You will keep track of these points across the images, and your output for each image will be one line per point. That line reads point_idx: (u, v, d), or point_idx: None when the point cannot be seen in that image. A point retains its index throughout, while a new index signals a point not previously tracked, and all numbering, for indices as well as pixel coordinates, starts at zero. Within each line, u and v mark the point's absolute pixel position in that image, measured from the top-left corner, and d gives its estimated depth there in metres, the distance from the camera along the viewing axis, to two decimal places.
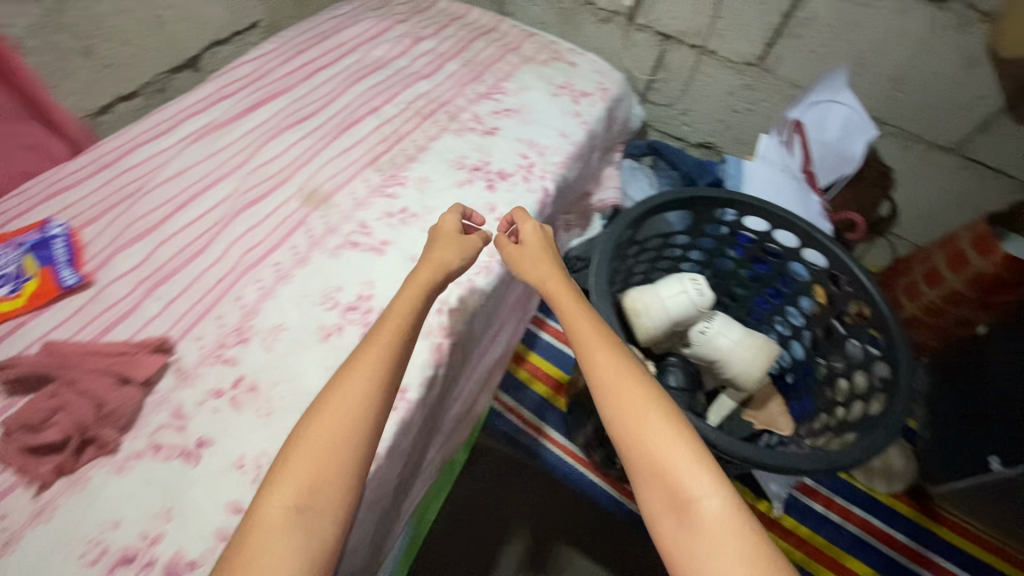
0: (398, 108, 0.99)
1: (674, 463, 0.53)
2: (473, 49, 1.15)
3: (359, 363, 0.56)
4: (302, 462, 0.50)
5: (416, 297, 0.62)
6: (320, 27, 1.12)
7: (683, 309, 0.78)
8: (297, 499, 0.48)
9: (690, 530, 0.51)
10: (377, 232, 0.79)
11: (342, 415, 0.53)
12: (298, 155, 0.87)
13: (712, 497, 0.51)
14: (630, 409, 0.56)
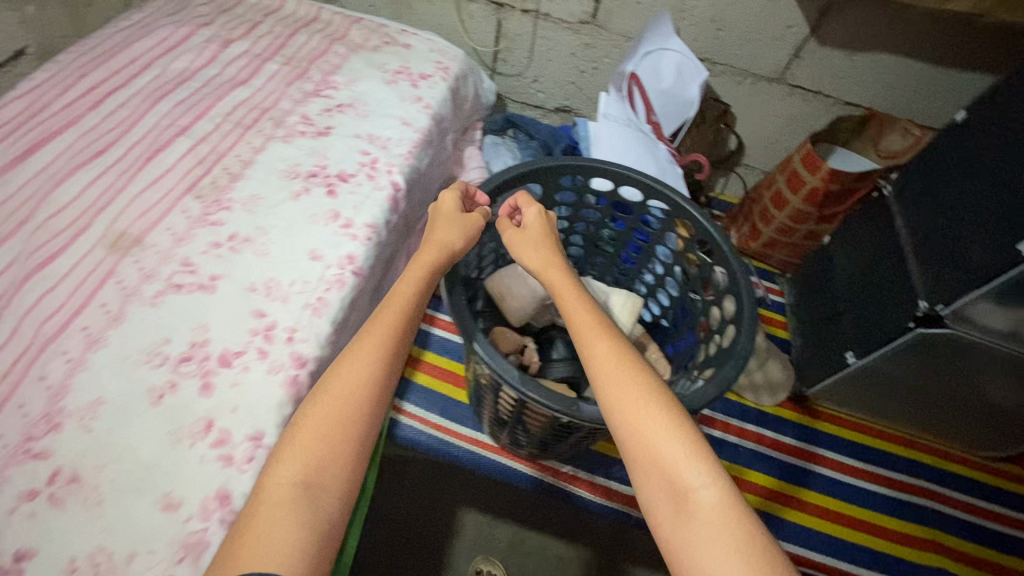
0: (213, 122, 0.89)
1: (675, 455, 0.53)
2: (294, 44, 1.06)
3: (362, 351, 0.59)
4: (306, 445, 0.54)
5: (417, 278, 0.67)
6: (105, 43, 0.97)
7: (545, 280, 0.81)
8: (303, 477, 0.52)
9: (685, 519, 0.50)
10: (206, 268, 0.72)
11: (345, 403, 0.56)
12: (97, 197, 0.76)
13: (708, 488, 0.51)
14: (630, 398, 0.57)
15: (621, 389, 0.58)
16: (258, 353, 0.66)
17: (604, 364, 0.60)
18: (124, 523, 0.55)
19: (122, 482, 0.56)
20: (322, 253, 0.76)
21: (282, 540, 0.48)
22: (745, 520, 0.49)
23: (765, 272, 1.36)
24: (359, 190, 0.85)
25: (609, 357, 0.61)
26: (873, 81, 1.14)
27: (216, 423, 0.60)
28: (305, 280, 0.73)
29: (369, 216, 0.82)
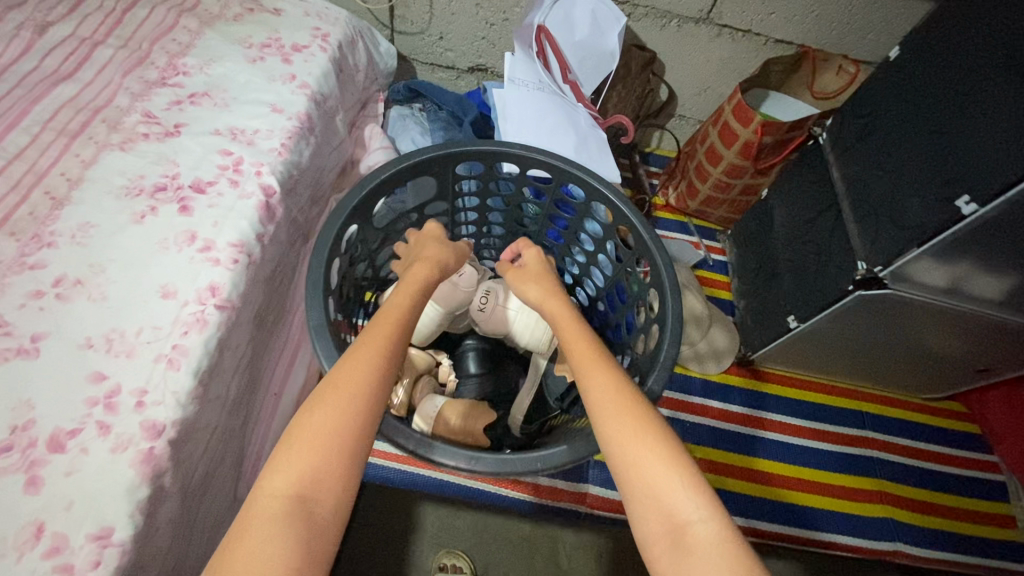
0: (27, 133, 0.71)
1: (672, 482, 0.46)
2: (130, 19, 0.87)
3: (369, 350, 0.52)
4: (301, 454, 0.45)
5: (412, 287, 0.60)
6: None
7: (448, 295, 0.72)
8: (300, 487, 0.44)
9: (684, 557, 0.43)
10: (27, 327, 0.59)
11: (351, 402, 0.48)
12: None
13: (708, 521, 0.44)
14: (626, 419, 0.50)
15: (616, 406, 0.51)
16: (99, 428, 0.55)
17: (599, 382, 0.53)
18: None
19: None
20: (175, 289, 0.64)
21: (273, 564, 0.40)
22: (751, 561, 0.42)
23: (705, 229, 1.29)
24: (221, 202, 0.71)
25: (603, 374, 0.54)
26: (805, 16, 1.04)
27: (49, 526, 0.50)
28: (155, 326, 0.61)
29: (234, 234, 0.70)
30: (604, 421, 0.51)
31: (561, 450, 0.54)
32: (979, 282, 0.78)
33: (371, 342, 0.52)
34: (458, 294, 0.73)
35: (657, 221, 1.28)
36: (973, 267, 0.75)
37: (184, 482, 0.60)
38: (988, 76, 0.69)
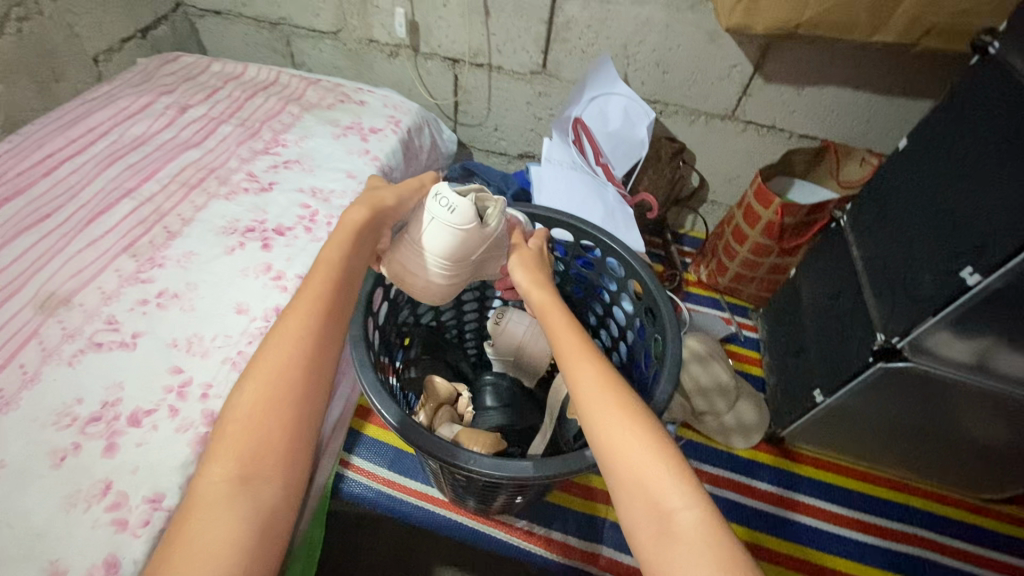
0: (161, 183, 0.92)
1: (657, 473, 0.45)
2: (251, 107, 1.11)
3: (297, 322, 0.51)
4: (234, 434, 0.44)
5: (344, 242, 0.58)
6: (69, 115, 1.03)
7: (443, 241, 0.65)
8: (235, 469, 0.42)
9: (668, 545, 0.41)
10: (130, 326, 0.72)
11: (286, 378, 0.47)
12: (34, 257, 0.78)
13: (691, 510, 0.42)
14: (611, 408, 0.50)
15: (604, 397, 0.51)
16: (169, 410, 0.65)
17: (588, 375, 0.53)
18: None
19: (10, 549, 0.55)
20: (247, 307, 0.77)
21: (222, 547, 0.39)
22: (733, 548, 0.40)
23: (737, 307, 1.32)
24: (296, 242, 0.86)
25: (590, 367, 0.54)
26: (824, 113, 1.14)
27: (114, 487, 0.59)
28: (227, 333, 0.74)
29: (300, 267, 0.83)
30: (591, 409, 0.50)
31: (550, 464, 0.58)
32: (1006, 357, 0.77)
33: (297, 312, 0.52)
34: (456, 234, 0.65)
35: (688, 296, 1.33)
36: (995, 340, 0.75)
37: None
38: (978, 163, 0.75)
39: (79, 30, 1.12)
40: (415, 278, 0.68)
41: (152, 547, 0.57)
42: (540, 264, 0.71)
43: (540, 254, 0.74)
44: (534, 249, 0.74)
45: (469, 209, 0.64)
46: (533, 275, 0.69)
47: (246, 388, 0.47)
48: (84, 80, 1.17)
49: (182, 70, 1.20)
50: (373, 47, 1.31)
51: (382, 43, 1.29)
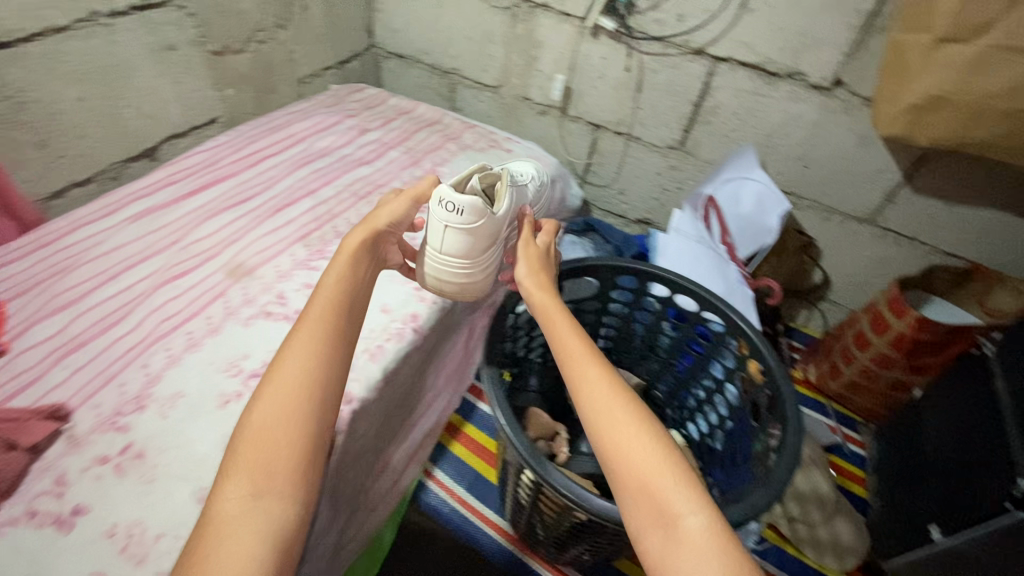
0: (336, 190, 1.06)
1: (664, 481, 0.51)
2: (416, 139, 1.27)
3: (300, 351, 0.58)
4: (251, 454, 0.51)
5: (343, 279, 0.65)
6: (274, 122, 1.23)
7: (460, 239, 0.73)
8: (251, 486, 0.49)
9: (673, 547, 0.48)
10: (295, 303, 0.84)
11: (294, 403, 0.54)
12: (234, 232, 0.93)
13: (698, 515, 0.49)
14: (618, 423, 0.56)
15: (607, 410, 0.57)
16: None
17: (593, 391, 0.59)
18: (161, 504, 0.61)
19: (176, 468, 0.64)
20: (391, 308, 0.87)
21: (248, 552, 0.45)
22: (732, 544, 0.48)
23: (844, 416, 1.25)
24: None
25: (596, 382, 0.59)
26: (975, 234, 1.09)
27: None
28: (369, 328, 0.84)
29: None
30: (600, 418, 0.56)
31: None
32: None
33: (304, 339, 0.59)
34: (469, 232, 0.72)
35: None
36: None
37: (345, 448, 0.75)
38: None
39: (297, 56, 1.35)
40: (445, 275, 0.76)
41: None
42: (544, 263, 0.75)
43: (545, 249, 0.79)
44: (539, 244, 0.78)
45: (477, 203, 0.70)
46: (537, 277, 0.72)
47: (261, 411, 0.53)
48: (289, 95, 1.38)
49: (366, 100, 1.40)
50: (526, 104, 1.44)
51: (535, 101, 1.42)
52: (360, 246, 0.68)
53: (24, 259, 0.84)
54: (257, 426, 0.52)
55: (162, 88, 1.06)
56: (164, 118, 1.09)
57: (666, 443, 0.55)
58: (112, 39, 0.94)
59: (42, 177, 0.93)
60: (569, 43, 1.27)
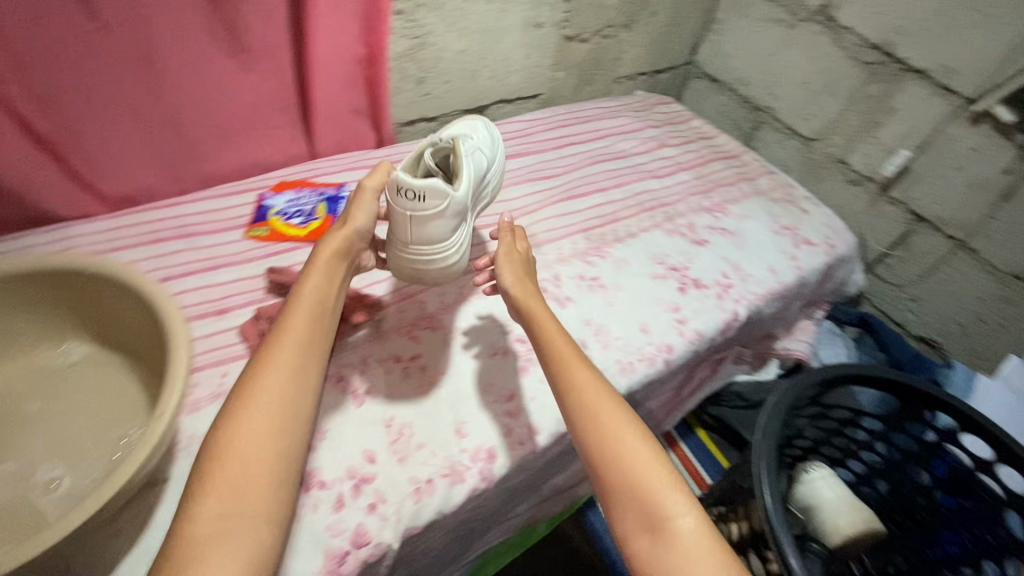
0: (624, 195, 1.08)
1: (655, 480, 0.51)
2: (711, 169, 1.22)
3: (285, 364, 0.52)
4: (225, 473, 0.45)
5: (321, 288, 0.59)
6: (584, 112, 1.29)
7: (432, 228, 0.63)
8: (225, 505, 0.43)
9: (666, 553, 0.47)
10: (567, 288, 0.87)
11: (268, 418, 0.49)
12: (532, 204, 1.01)
13: (689, 516, 0.49)
14: (610, 427, 0.54)
15: (605, 417, 0.54)
16: None
17: (582, 391, 0.56)
18: (427, 418, 0.68)
19: (445, 393, 0.71)
20: (651, 331, 0.84)
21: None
22: (722, 547, 0.47)
23: None
24: (706, 301, 0.91)
25: (587, 386, 0.57)
26: None
27: (514, 399, 0.73)
28: (627, 342, 0.82)
29: (701, 324, 0.88)
30: (594, 418, 0.54)
31: None
32: None
33: (287, 349, 0.53)
34: (432, 220, 0.62)
35: None
36: None
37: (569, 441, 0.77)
38: None
39: (625, 56, 1.38)
40: (429, 269, 0.66)
41: (518, 459, 0.68)
42: (528, 264, 0.69)
43: (527, 256, 0.71)
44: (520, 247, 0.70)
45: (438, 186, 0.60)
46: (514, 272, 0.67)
47: (239, 425, 0.48)
48: (602, 90, 1.42)
49: (669, 114, 1.38)
50: (837, 167, 1.30)
51: (851, 168, 1.27)
52: (330, 254, 0.62)
53: None
54: (228, 437, 0.47)
55: (516, 57, 1.16)
56: (505, 83, 1.20)
57: (652, 444, 0.53)
58: (504, 7, 1.05)
59: (409, 106, 1.09)
60: (934, 120, 1.10)
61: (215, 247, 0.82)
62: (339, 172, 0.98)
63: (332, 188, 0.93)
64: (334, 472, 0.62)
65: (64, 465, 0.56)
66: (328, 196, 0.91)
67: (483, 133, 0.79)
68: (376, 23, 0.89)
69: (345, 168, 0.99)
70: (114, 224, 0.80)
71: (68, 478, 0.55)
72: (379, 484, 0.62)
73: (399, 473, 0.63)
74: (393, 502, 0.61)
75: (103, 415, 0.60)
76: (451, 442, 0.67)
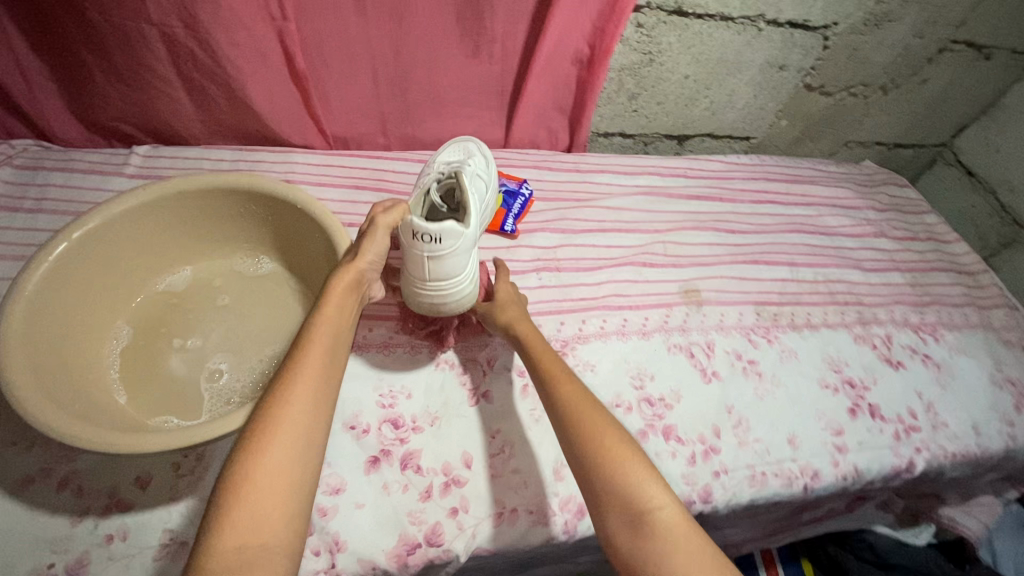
0: (815, 278, 0.95)
1: (632, 470, 0.49)
2: (932, 280, 1.02)
3: (303, 397, 0.47)
4: (244, 507, 0.42)
5: (339, 317, 0.55)
6: (796, 171, 1.14)
7: (450, 266, 0.62)
8: (241, 542, 0.40)
9: (644, 544, 0.45)
10: (717, 361, 0.79)
11: (282, 455, 0.44)
12: (707, 257, 0.92)
13: (671, 507, 0.47)
14: (587, 427, 0.52)
15: (583, 417, 0.53)
16: (691, 455, 0.69)
17: (565, 397, 0.55)
18: (532, 445, 0.66)
19: None
20: (799, 446, 0.73)
21: None
22: (708, 543, 0.45)
23: None
24: (877, 435, 0.77)
25: (568, 389, 0.56)
26: None
27: None
28: (767, 448, 0.72)
29: (863, 459, 0.75)
30: (571, 430, 0.53)
31: None
32: None
33: (304, 377, 0.49)
34: (449, 259, 0.61)
35: None
36: None
37: None
38: None
39: (868, 120, 1.19)
40: (447, 305, 0.65)
41: None
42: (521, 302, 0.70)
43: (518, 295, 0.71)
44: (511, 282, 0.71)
45: (453, 228, 0.59)
46: (508, 308, 0.67)
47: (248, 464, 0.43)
48: (825, 150, 1.25)
49: (900, 198, 1.18)
50: None
51: None
52: (346, 284, 0.57)
53: (560, 172, 0.98)
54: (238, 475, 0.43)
55: (742, 94, 1.05)
56: (719, 118, 1.10)
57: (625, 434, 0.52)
58: (751, 41, 0.95)
59: (612, 118, 1.05)
60: None
61: None
62: (525, 167, 0.97)
63: (515, 181, 0.91)
64: (432, 461, 0.63)
65: (229, 361, 0.64)
66: (508, 189, 0.89)
67: (478, 159, 0.78)
68: (608, 25, 0.86)
69: (531, 164, 0.98)
70: (325, 161, 0.88)
71: (228, 374, 0.63)
72: (468, 491, 0.62)
73: (488, 490, 0.62)
74: (474, 515, 0.60)
75: (269, 328, 0.67)
76: (546, 479, 0.64)
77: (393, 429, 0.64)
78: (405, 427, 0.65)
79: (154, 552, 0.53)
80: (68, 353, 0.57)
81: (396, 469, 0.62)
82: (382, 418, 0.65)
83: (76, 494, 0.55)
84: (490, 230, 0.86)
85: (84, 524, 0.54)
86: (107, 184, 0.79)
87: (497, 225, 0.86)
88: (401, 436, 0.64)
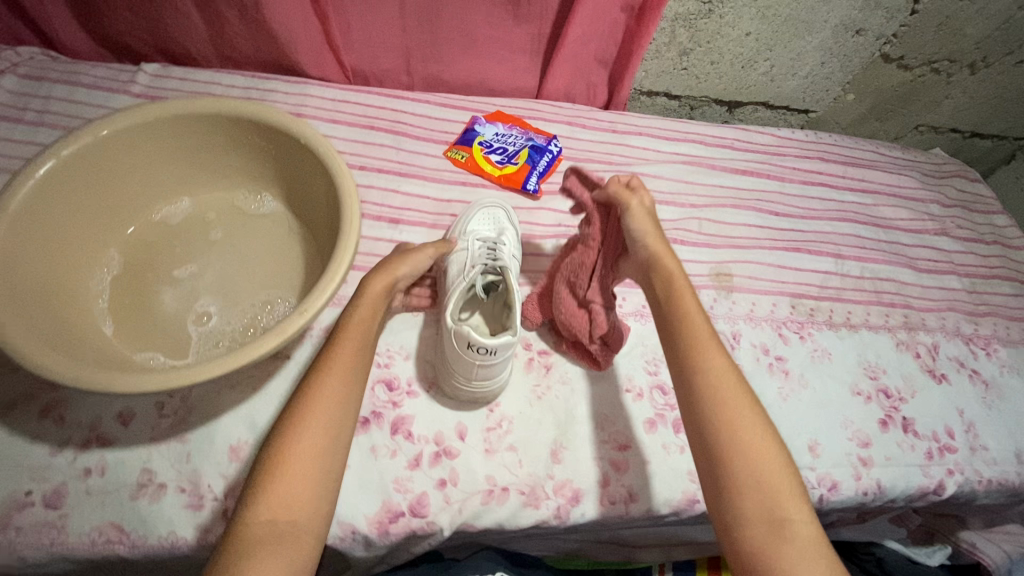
0: (861, 273, 0.86)
1: (777, 474, 0.49)
2: (993, 288, 0.92)
3: (337, 388, 0.50)
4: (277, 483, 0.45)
5: (370, 315, 0.55)
6: (857, 152, 1.03)
7: (497, 371, 0.56)
8: (272, 516, 0.43)
9: (779, 547, 0.46)
10: (742, 353, 0.73)
11: (322, 443, 0.47)
12: (745, 239, 0.85)
13: (812, 524, 0.48)
14: (737, 414, 0.52)
15: (729, 405, 0.52)
16: None
17: (711, 376, 0.54)
18: (531, 424, 0.62)
19: (560, 405, 0.64)
20: (820, 454, 0.68)
21: None
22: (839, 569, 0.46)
23: None
24: (908, 451, 0.71)
25: (719, 368, 0.55)
26: None
27: (627, 450, 0.63)
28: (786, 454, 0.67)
29: (889, 476, 0.69)
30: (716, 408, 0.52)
31: None
32: None
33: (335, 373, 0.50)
34: (499, 367, 0.55)
35: None
36: None
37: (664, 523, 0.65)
38: None
39: (947, 102, 1.06)
40: (487, 396, 0.60)
41: (601, 517, 0.59)
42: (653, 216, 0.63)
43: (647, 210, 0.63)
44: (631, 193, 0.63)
45: (510, 341, 0.52)
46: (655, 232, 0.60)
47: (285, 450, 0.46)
48: (891, 133, 1.13)
49: (969, 193, 1.06)
50: None
51: None
52: (383, 282, 0.57)
53: (594, 131, 0.90)
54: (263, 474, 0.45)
55: (808, 62, 0.94)
56: (778, 86, 0.98)
57: (772, 433, 0.52)
58: None
59: (658, 77, 0.95)
60: None
61: (414, 154, 0.79)
62: (557, 122, 0.89)
63: (543, 136, 0.85)
64: (424, 429, 0.60)
65: (219, 305, 0.60)
66: (535, 144, 0.83)
67: (508, 235, 0.68)
68: None
69: (563, 119, 0.90)
70: (341, 98, 0.82)
71: (217, 317, 0.59)
72: (459, 465, 0.58)
73: (480, 466, 0.59)
74: (462, 489, 0.57)
75: (268, 272, 0.63)
76: (542, 461, 0.60)
77: (386, 391, 0.61)
78: (398, 390, 0.61)
79: (132, 491, 0.52)
80: (53, 275, 0.54)
81: (385, 433, 0.59)
82: (375, 379, 0.61)
83: (57, 423, 0.53)
84: (511, 188, 0.80)
85: (63, 455, 0.52)
86: (111, 102, 0.74)
87: (518, 183, 0.80)
88: (392, 399, 0.60)
